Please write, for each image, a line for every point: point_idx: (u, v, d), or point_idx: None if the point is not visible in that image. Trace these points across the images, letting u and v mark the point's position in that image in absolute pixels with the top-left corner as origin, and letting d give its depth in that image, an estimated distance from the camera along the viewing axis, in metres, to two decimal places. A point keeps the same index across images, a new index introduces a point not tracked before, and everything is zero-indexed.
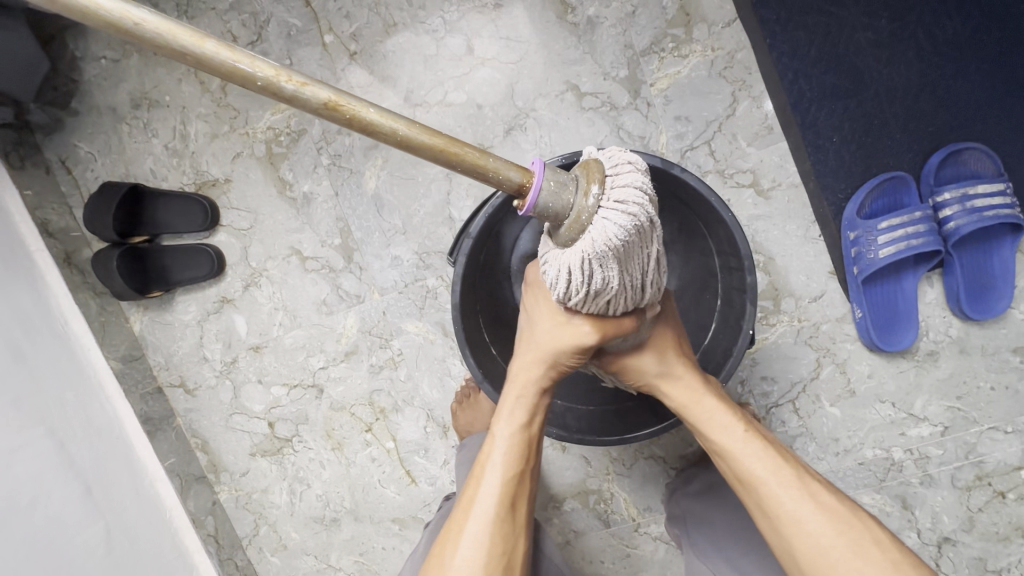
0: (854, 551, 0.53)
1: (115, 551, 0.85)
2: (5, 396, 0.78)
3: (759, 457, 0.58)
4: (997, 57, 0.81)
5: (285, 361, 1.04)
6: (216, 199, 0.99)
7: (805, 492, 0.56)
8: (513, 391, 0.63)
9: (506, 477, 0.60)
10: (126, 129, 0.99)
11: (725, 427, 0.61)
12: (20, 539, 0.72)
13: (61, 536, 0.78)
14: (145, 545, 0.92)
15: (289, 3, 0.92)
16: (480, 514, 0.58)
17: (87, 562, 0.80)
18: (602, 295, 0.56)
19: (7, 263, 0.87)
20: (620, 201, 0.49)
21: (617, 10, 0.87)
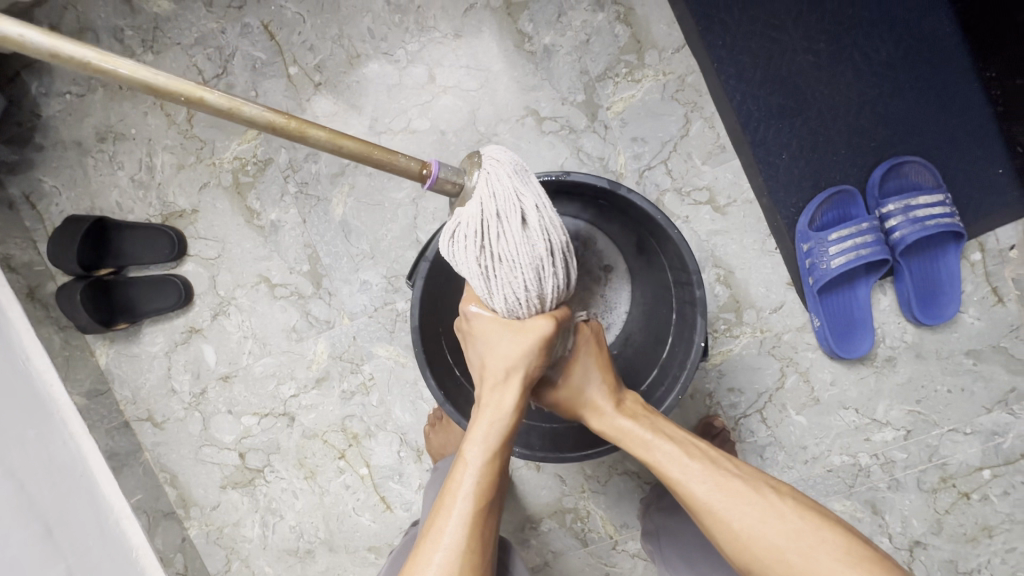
0: (761, 528, 0.55)
1: None
2: None
3: (668, 456, 0.60)
4: (928, 75, 0.86)
5: (255, 390, 1.03)
6: (183, 229, 0.99)
7: (710, 481, 0.58)
8: (486, 413, 0.61)
9: (476, 505, 0.59)
10: (91, 162, 0.99)
11: (652, 444, 0.61)
12: None
13: None
14: None
15: (253, 37, 0.94)
16: (450, 544, 0.57)
17: None
18: (515, 220, 0.53)
19: None
20: (496, 149, 0.57)
21: (572, 39, 0.90)
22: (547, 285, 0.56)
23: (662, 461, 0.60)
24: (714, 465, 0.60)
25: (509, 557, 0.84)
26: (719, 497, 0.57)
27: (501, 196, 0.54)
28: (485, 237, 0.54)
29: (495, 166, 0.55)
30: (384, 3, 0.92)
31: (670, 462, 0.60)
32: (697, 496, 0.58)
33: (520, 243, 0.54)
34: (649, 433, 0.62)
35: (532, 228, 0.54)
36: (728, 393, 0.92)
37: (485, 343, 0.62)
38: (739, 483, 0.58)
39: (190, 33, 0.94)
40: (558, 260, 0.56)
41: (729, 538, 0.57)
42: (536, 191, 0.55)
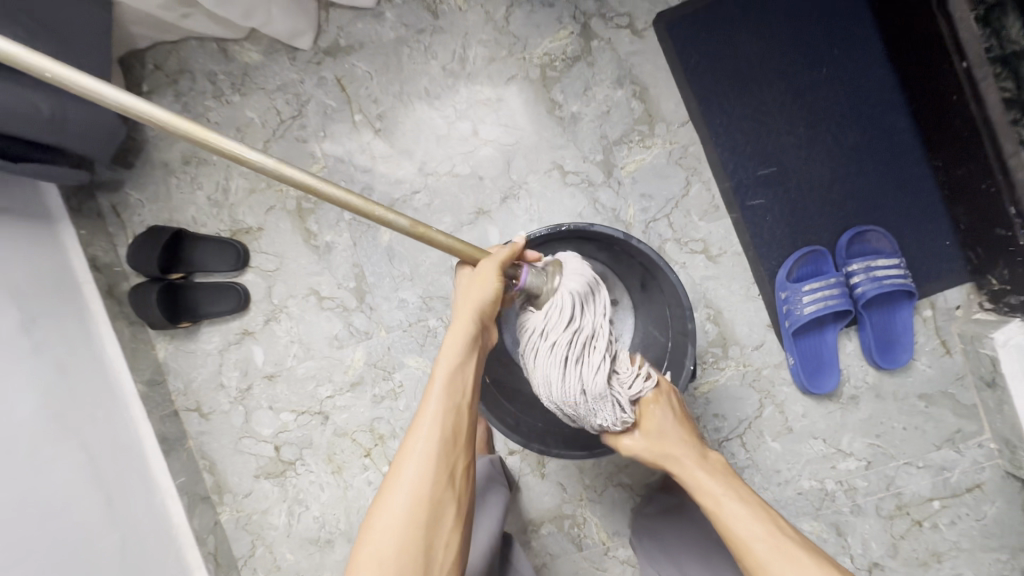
0: None
1: (128, 559, 0.96)
2: (47, 409, 0.91)
3: (737, 514, 0.70)
4: (891, 160, 1.02)
5: (296, 389, 1.16)
6: (248, 244, 1.14)
7: (773, 546, 0.67)
8: (447, 351, 0.66)
9: (438, 436, 0.62)
10: (174, 181, 1.15)
11: (723, 499, 0.72)
12: (51, 542, 0.84)
13: (82, 543, 0.89)
14: (152, 556, 1.02)
15: (327, 88, 1.12)
16: (414, 472, 0.61)
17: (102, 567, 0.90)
18: (552, 333, 0.75)
19: (59, 295, 1.02)
20: (575, 271, 0.78)
21: (595, 108, 1.07)
22: (555, 385, 0.75)
23: (727, 515, 0.71)
24: (782, 534, 0.68)
25: (511, 550, 0.98)
26: (779, 562, 0.66)
27: (551, 312, 0.75)
28: (532, 338, 0.77)
29: (562, 290, 0.76)
30: (439, 68, 1.10)
31: (738, 522, 0.70)
32: (757, 555, 0.67)
33: (548, 350, 0.75)
34: (720, 491, 0.73)
35: (561, 343, 0.75)
36: (713, 418, 1.05)
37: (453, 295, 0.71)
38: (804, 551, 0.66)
39: (273, 81, 1.12)
40: (574, 367, 0.75)
41: None
42: (581, 316, 0.76)
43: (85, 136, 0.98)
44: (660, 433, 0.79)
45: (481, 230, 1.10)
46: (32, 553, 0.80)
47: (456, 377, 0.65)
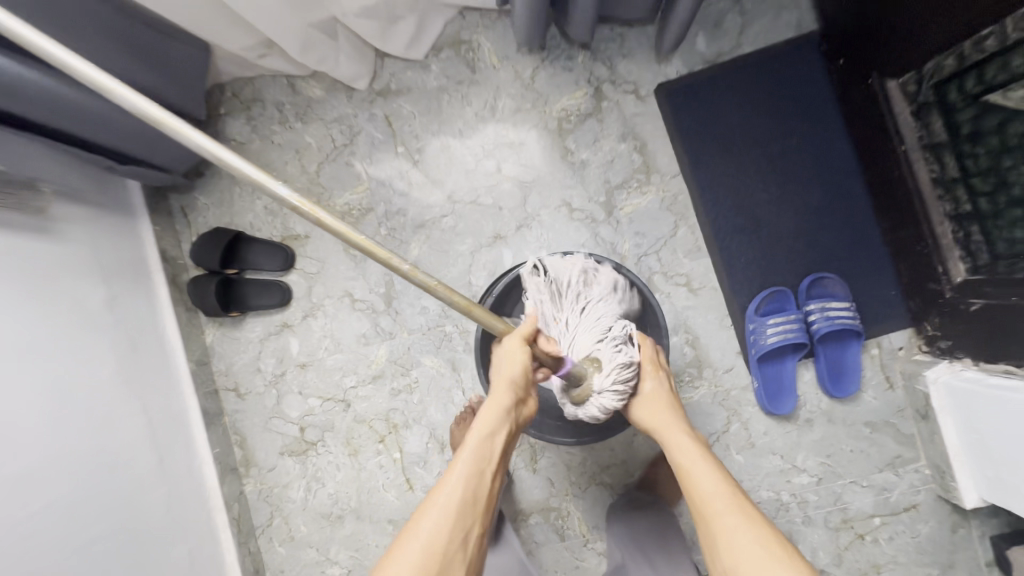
0: (753, 549, 0.74)
1: (172, 509, 1.14)
2: (122, 377, 1.10)
3: (702, 471, 0.85)
4: (849, 219, 1.21)
5: (324, 378, 1.32)
6: (295, 249, 1.33)
7: (727, 500, 0.80)
8: (477, 423, 0.83)
9: (456, 494, 0.78)
10: (237, 190, 1.34)
11: (693, 457, 0.87)
12: (116, 486, 1.02)
13: (139, 491, 1.07)
14: (191, 510, 1.19)
15: (376, 123, 1.32)
16: (434, 519, 0.75)
17: (152, 513, 1.09)
18: (570, 409, 0.98)
19: (136, 281, 1.21)
20: (609, 386, 0.91)
21: (602, 157, 1.27)
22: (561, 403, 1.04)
23: (691, 469, 0.85)
24: (734, 497, 0.81)
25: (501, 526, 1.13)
26: (726, 512, 0.79)
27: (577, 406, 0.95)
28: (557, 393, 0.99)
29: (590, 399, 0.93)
30: (473, 114, 1.30)
31: (702, 479, 0.84)
32: (711, 498, 0.81)
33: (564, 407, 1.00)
34: (691, 452, 0.87)
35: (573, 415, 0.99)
36: None
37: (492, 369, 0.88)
38: (745, 512, 0.79)
39: (331, 113, 1.32)
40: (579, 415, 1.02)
41: (728, 552, 0.76)
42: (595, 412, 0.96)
43: (177, 154, 1.18)
44: (651, 399, 0.95)
45: (497, 252, 1.28)
46: (101, 494, 0.99)
47: (483, 448, 0.82)
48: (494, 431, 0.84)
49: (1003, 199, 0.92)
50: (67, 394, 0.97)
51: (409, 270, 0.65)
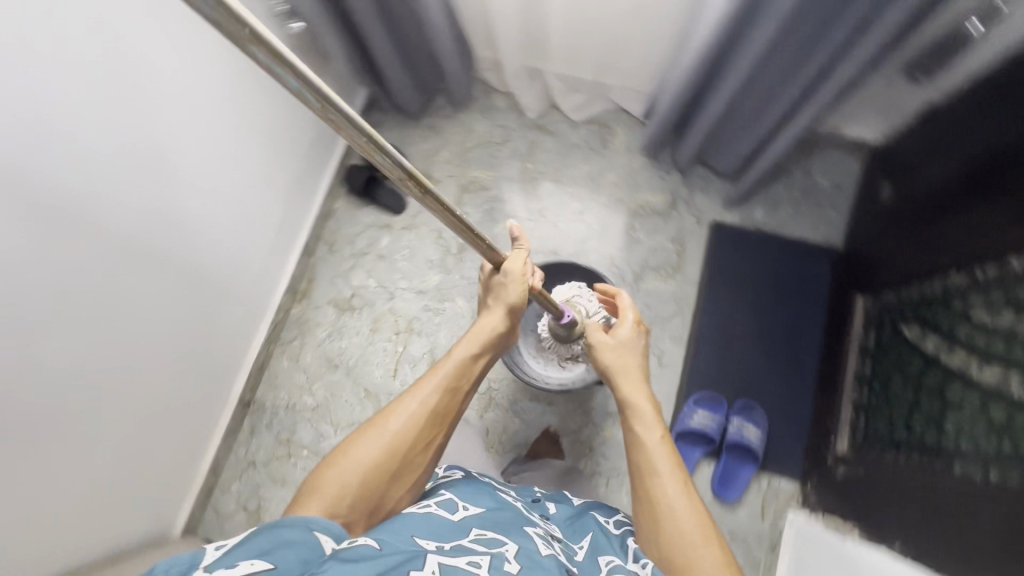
0: (682, 505, 0.84)
1: (254, 283, 1.61)
2: (287, 188, 1.63)
3: (654, 434, 0.95)
4: (794, 377, 1.55)
5: (388, 271, 1.78)
6: (426, 185, 1.84)
7: (670, 462, 0.90)
8: (462, 348, 1.04)
9: (429, 396, 0.95)
10: (414, 130, 1.89)
11: (651, 421, 0.97)
12: (244, 243, 1.51)
13: (249, 256, 1.55)
14: (260, 294, 1.65)
15: (524, 141, 1.85)
16: (406, 412, 0.92)
17: (246, 275, 1.56)
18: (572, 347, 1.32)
19: (326, 144, 1.77)
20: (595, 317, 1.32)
21: (651, 243, 1.71)
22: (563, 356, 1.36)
23: (644, 428, 0.96)
24: (675, 465, 0.90)
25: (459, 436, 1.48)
26: (665, 471, 0.89)
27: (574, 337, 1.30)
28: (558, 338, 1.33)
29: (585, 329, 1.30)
30: (586, 170, 1.80)
31: (650, 437, 0.95)
32: (658, 455, 0.92)
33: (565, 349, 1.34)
34: (649, 414, 0.99)
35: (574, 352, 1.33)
36: (598, 451, 1.57)
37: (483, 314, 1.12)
38: (683, 482, 0.88)
39: (501, 120, 1.87)
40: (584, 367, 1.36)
41: (659, 501, 0.86)
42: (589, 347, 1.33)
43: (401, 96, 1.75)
44: (627, 358, 1.09)
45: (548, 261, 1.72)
46: (237, 239, 1.47)
47: (461, 370, 1.02)
48: (471, 358, 1.04)
49: (881, 398, 1.26)
50: (264, 176, 1.51)
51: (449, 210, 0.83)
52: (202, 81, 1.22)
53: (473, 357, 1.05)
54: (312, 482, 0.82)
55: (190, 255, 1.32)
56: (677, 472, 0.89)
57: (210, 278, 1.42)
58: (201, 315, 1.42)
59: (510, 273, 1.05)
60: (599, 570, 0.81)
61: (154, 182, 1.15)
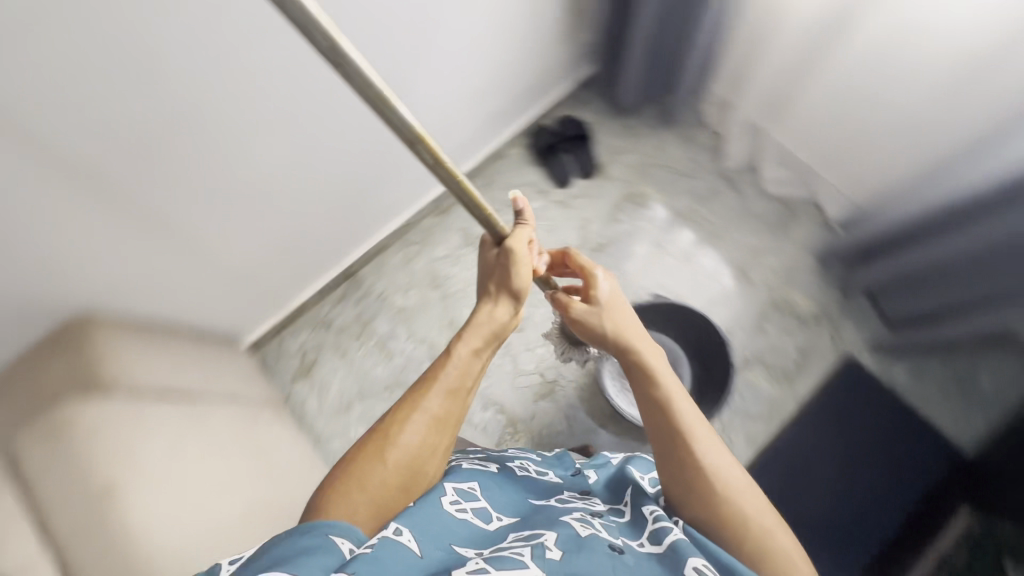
0: (723, 470, 0.87)
1: (418, 180, 1.73)
2: (487, 117, 1.73)
3: (685, 399, 0.95)
4: (871, 541, 1.39)
5: (523, 233, 1.84)
6: (596, 177, 1.87)
7: (705, 428, 0.92)
8: (465, 346, 0.98)
9: (434, 403, 0.90)
10: (613, 123, 1.91)
11: (675, 385, 0.97)
12: (432, 142, 1.62)
13: (428, 155, 1.67)
14: (416, 192, 1.77)
15: (706, 185, 1.82)
16: (411, 423, 0.87)
17: (417, 169, 1.68)
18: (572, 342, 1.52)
19: (536, 98, 1.84)
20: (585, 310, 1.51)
21: (774, 341, 1.65)
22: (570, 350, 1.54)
23: (675, 395, 0.95)
24: (707, 426, 0.93)
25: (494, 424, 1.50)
26: (701, 437, 0.90)
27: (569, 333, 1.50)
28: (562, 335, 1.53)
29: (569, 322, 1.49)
30: (750, 242, 1.75)
31: (682, 403, 0.94)
32: (698, 425, 0.92)
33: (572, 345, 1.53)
34: (672, 379, 0.98)
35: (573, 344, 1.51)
36: None
37: (481, 293, 1.08)
38: (717, 444, 0.90)
39: (696, 155, 1.85)
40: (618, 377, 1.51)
41: (705, 467, 0.87)
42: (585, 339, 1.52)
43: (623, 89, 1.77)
44: (631, 326, 1.08)
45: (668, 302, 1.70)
46: (429, 136, 1.59)
47: (467, 373, 0.96)
48: (474, 354, 0.98)
49: None
50: (479, 95, 1.61)
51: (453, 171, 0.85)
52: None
53: (478, 348, 0.99)
54: (318, 503, 0.77)
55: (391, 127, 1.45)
56: (711, 437, 0.91)
57: (390, 163, 1.56)
58: (368, 187, 1.57)
59: (511, 256, 1.04)
60: (645, 521, 0.87)
61: (388, 64, 1.27)
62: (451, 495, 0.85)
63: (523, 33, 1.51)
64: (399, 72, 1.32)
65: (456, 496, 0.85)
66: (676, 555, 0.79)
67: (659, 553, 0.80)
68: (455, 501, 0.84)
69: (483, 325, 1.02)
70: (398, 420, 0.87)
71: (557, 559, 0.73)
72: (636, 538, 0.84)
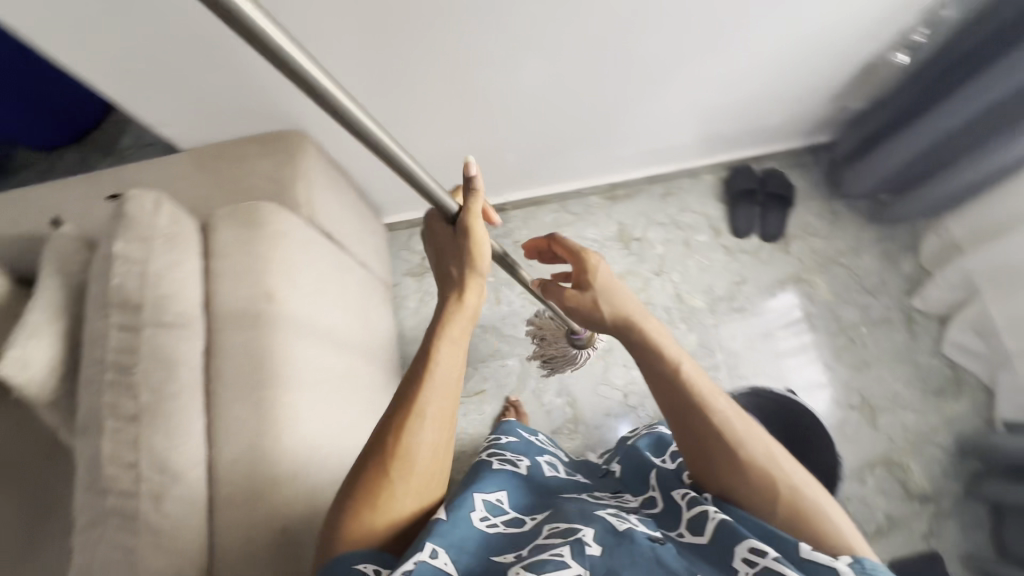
0: (766, 458, 0.76)
1: (613, 161, 1.69)
2: (711, 137, 1.66)
3: (718, 396, 0.82)
4: None
5: (676, 258, 1.76)
6: (775, 243, 1.75)
7: (739, 416, 0.80)
8: (451, 340, 0.81)
9: (435, 403, 0.78)
10: (819, 201, 1.78)
11: (698, 372, 0.84)
12: (652, 134, 1.57)
13: (640, 144, 1.62)
14: (603, 170, 1.74)
15: (881, 310, 1.67)
16: (401, 430, 0.76)
17: (621, 151, 1.64)
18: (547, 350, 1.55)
19: (762, 141, 1.74)
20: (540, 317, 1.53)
21: (875, 495, 1.49)
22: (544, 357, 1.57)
23: (702, 388, 0.82)
24: (741, 412, 0.81)
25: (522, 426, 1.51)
26: (737, 425, 0.78)
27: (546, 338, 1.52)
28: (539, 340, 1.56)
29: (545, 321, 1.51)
30: (897, 388, 1.60)
31: (715, 399, 0.81)
32: (730, 418, 0.79)
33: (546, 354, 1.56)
34: (693, 368, 0.84)
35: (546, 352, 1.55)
36: None
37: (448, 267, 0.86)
38: (754, 430, 0.79)
39: (886, 276, 1.70)
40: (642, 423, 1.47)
41: (746, 460, 0.76)
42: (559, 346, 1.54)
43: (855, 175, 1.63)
44: (630, 309, 0.90)
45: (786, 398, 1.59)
46: (655, 126, 1.54)
47: (454, 361, 0.81)
48: (461, 338, 0.82)
49: None
50: (724, 114, 1.54)
51: (383, 140, 0.64)
52: (818, 27, 1.23)
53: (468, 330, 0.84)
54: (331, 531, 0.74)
55: (636, 104, 1.41)
56: (744, 421, 0.79)
57: (607, 133, 1.53)
58: (574, 143, 1.55)
59: (471, 238, 0.83)
60: (679, 506, 0.81)
61: (676, 47, 1.22)
62: (480, 511, 0.82)
63: (809, 79, 1.42)
64: (686, 59, 1.27)
65: (486, 512, 0.83)
66: (720, 543, 0.71)
67: (704, 544, 0.72)
68: (485, 518, 0.81)
69: (467, 308, 0.84)
70: (395, 435, 0.76)
71: (597, 554, 0.68)
72: (674, 529, 0.78)
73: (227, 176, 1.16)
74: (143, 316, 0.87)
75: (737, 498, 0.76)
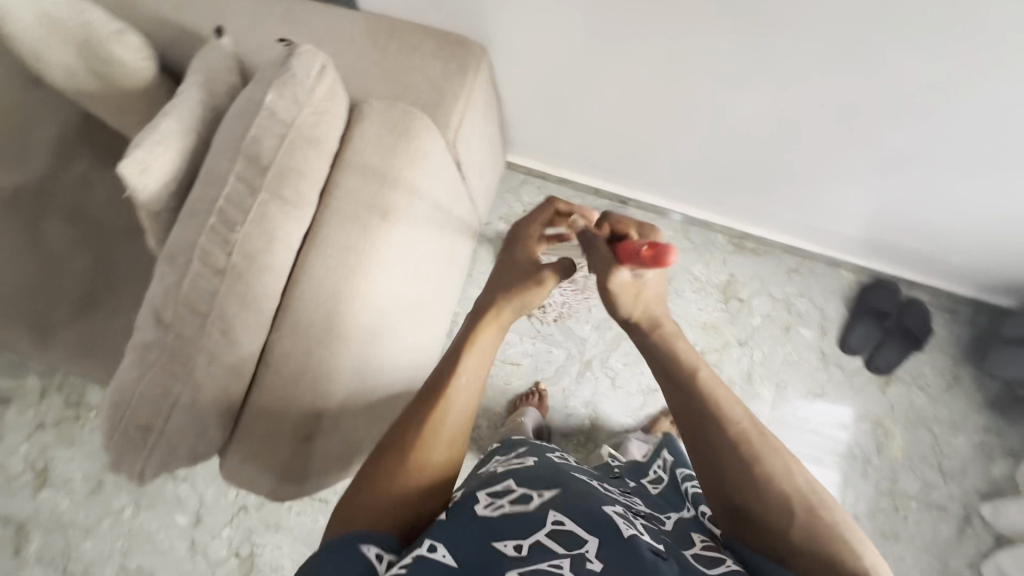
0: (781, 475, 0.62)
1: (764, 216, 1.52)
2: (882, 243, 1.45)
3: (738, 413, 0.67)
4: None
5: (768, 338, 1.62)
6: (877, 377, 1.59)
7: (759, 434, 0.65)
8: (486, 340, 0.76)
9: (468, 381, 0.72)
10: (948, 358, 1.59)
11: (713, 378, 0.69)
12: (822, 211, 1.39)
13: (803, 214, 1.43)
14: (748, 219, 1.57)
15: (943, 495, 1.53)
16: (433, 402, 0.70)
17: (780, 210, 1.46)
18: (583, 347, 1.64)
19: (930, 272, 1.53)
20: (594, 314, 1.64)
21: None
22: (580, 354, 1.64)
23: (721, 402, 0.67)
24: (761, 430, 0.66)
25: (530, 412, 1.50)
26: (751, 437, 0.65)
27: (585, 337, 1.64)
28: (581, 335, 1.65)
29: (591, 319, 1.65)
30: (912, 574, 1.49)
31: (729, 408, 0.67)
32: (743, 432, 0.65)
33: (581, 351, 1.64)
34: (703, 369, 0.70)
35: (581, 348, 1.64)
36: None
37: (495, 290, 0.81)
38: (768, 443, 0.65)
39: (969, 466, 1.54)
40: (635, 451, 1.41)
41: (761, 479, 0.62)
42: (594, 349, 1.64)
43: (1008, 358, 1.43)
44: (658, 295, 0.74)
45: None
46: (832, 206, 1.35)
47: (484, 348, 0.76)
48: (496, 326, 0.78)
49: None
50: (913, 227, 1.32)
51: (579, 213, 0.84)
52: None
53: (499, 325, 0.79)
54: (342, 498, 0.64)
55: (829, 174, 1.22)
56: (758, 431, 0.66)
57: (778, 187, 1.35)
58: (739, 182, 1.39)
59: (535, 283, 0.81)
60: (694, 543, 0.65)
61: (925, 149, 1.03)
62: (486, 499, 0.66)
63: None
64: (918, 154, 1.06)
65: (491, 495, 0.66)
66: None
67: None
68: (488, 504, 0.64)
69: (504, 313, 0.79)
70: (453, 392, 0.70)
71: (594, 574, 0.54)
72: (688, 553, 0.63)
73: (393, 61, 1.07)
74: (266, 180, 0.84)
75: (750, 527, 0.62)
